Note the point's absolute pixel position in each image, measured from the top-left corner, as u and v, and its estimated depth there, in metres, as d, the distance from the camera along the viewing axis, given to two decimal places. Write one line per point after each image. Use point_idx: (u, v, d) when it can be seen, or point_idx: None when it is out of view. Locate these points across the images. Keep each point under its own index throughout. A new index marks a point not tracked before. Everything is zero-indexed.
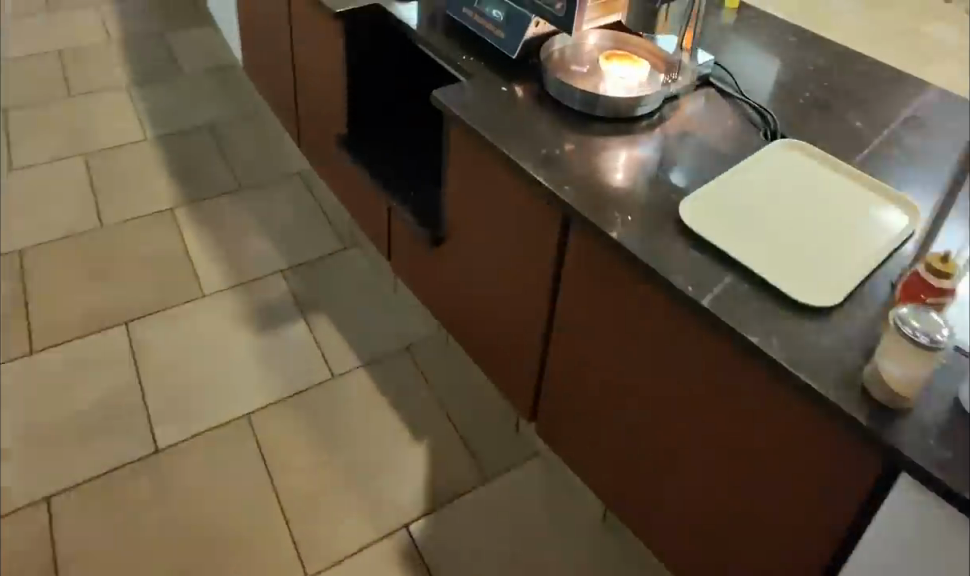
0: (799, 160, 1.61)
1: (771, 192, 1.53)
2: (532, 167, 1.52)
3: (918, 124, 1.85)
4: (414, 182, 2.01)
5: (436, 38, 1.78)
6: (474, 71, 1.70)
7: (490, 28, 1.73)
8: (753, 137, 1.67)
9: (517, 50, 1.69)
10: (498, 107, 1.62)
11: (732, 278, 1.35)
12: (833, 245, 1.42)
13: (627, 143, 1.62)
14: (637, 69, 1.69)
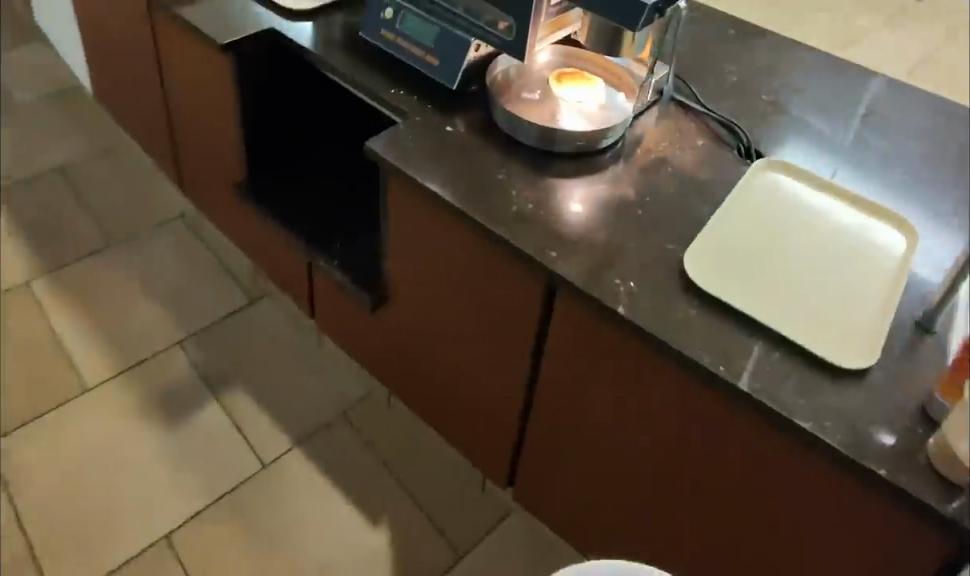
0: (785, 182, 1.42)
1: (768, 225, 1.32)
2: (496, 228, 1.22)
3: (880, 118, 1.72)
4: (332, 236, 1.70)
5: (350, 70, 1.42)
6: (405, 109, 1.37)
7: (419, 54, 1.38)
8: (730, 155, 1.46)
9: (456, 79, 1.35)
10: (444, 150, 1.32)
11: (761, 345, 1.14)
12: (849, 288, 1.25)
13: (601, 179, 1.35)
14: (593, 90, 1.43)
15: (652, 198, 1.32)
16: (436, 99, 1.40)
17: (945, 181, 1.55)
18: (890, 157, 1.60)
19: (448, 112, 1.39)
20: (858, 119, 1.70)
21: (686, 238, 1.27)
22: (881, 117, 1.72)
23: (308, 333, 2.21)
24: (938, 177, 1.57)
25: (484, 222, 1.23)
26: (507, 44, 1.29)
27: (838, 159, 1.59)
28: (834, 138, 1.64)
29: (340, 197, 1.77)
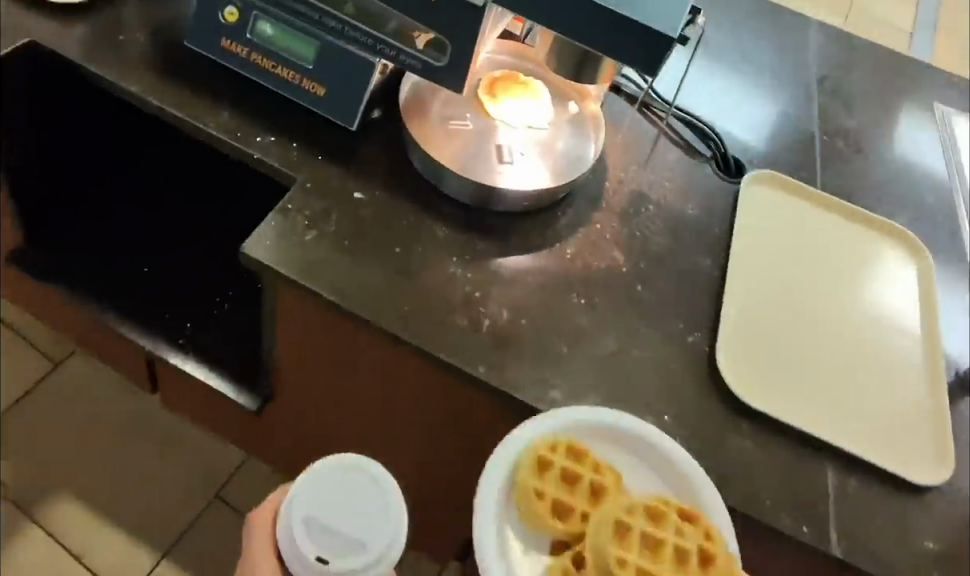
0: (776, 204, 1.12)
1: (777, 279, 1.02)
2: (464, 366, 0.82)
3: (838, 77, 1.43)
4: (177, 321, 1.20)
5: (179, 106, 0.91)
6: (283, 170, 0.90)
7: (291, 77, 0.90)
8: (710, 169, 1.13)
9: (357, 118, 0.91)
10: (359, 239, 0.88)
11: (828, 470, 0.87)
12: (882, 355, 1.00)
13: (578, 242, 0.96)
14: (539, 100, 1.01)
15: (649, 263, 0.97)
16: (325, 144, 0.93)
17: (918, 168, 1.34)
18: (865, 139, 1.33)
19: (348, 166, 0.92)
20: (819, 81, 1.41)
21: (705, 322, 0.94)
22: (843, 72, 1.44)
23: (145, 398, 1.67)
24: (913, 158, 1.34)
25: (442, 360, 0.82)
26: (434, 69, 0.84)
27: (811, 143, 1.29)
28: (805, 113, 1.33)
29: (174, 257, 1.27)
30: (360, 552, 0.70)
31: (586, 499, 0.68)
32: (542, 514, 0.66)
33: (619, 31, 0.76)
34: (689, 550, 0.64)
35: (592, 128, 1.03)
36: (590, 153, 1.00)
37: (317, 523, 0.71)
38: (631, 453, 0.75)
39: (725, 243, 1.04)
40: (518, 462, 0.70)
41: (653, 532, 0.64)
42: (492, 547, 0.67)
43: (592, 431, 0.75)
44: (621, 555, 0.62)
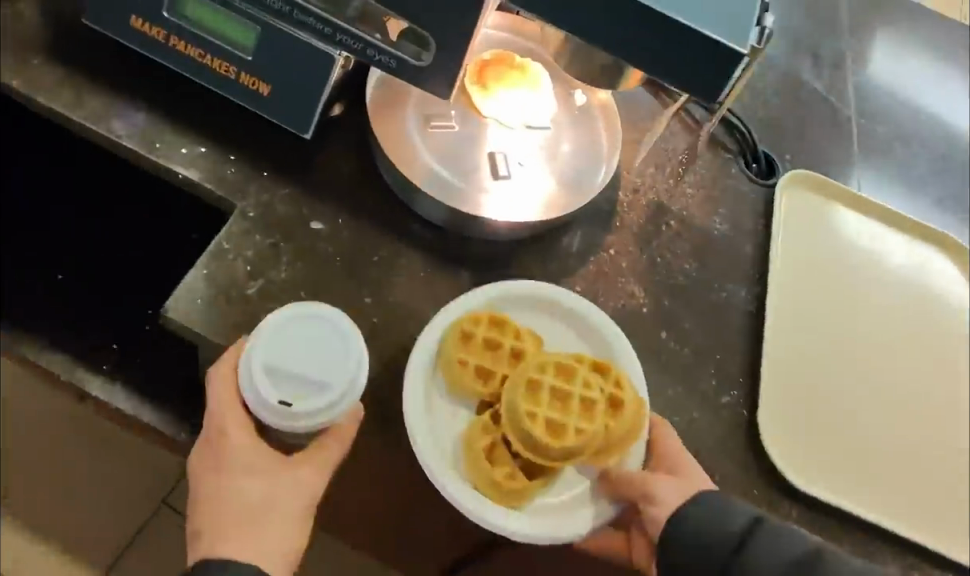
0: (814, 212, 0.95)
1: (812, 310, 0.88)
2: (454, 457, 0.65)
3: (887, 39, 1.22)
4: (101, 344, 1.00)
5: (84, 111, 0.70)
6: (219, 195, 0.70)
7: (224, 71, 0.69)
8: (738, 171, 0.94)
9: (312, 124, 0.70)
10: (317, 287, 0.69)
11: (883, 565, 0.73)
12: (917, 397, 0.90)
13: (590, 278, 0.78)
14: (539, 90, 0.79)
15: (675, 301, 0.80)
16: (272, 157, 0.72)
17: (965, 153, 1.17)
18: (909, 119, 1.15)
19: (304, 186, 0.72)
20: (865, 44, 1.19)
21: (742, 378, 0.78)
22: (891, 31, 1.22)
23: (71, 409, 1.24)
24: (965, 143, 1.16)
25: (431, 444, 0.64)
26: (413, 69, 0.63)
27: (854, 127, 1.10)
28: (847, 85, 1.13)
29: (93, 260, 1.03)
30: (323, 395, 0.59)
31: (505, 364, 0.68)
32: (466, 379, 0.66)
33: (658, 37, 0.58)
34: (596, 401, 0.65)
35: (606, 136, 0.83)
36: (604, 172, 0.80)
37: (278, 373, 0.59)
38: (568, 325, 0.73)
39: (758, 269, 0.87)
40: (448, 336, 0.68)
41: (560, 387, 0.65)
42: (419, 415, 0.65)
43: (521, 300, 0.72)
44: (532, 408, 0.64)
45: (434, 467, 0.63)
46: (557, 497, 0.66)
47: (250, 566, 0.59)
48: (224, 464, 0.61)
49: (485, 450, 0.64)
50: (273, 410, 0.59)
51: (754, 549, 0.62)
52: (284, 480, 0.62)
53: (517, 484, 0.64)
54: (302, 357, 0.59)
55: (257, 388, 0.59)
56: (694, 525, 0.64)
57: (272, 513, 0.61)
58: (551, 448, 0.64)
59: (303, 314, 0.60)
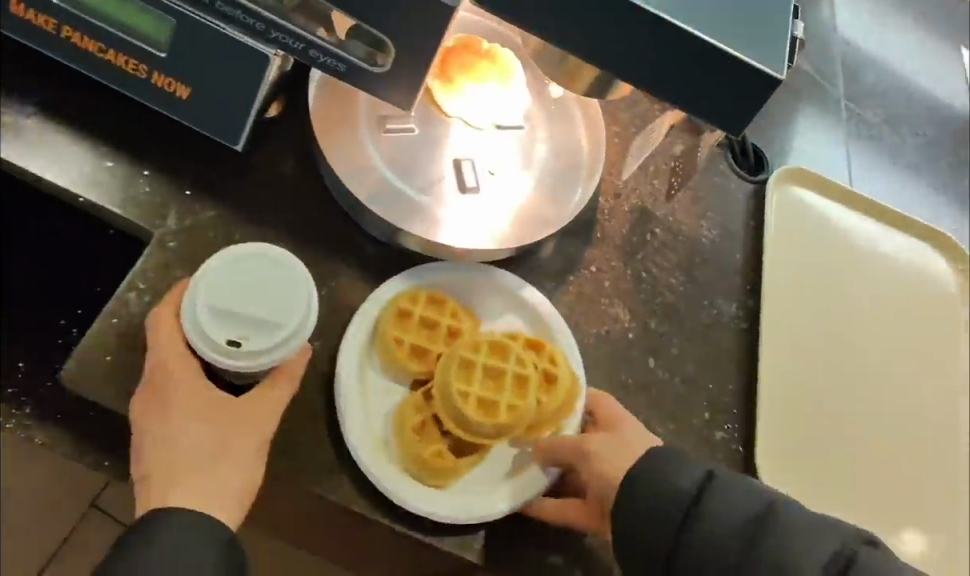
0: (816, 215, 0.83)
1: (814, 330, 0.77)
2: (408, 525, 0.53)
3: None
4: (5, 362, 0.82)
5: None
6: (132, 220, 0.58)
7: (133, 70, 0.57)
8: (724, 165, 0.82)
9: (243, 134, 0.59)
10: None
11: None
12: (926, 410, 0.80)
13: (570, 303, 0.69)
14: (510, 83, 0.68)
15: (663, 324, 0.72)
16: (197, 171, 0.61)
17: None
18: (919, 87, 1.02)
19: (234, 206, 0.61)
20: None
21: (736, 409, 0.71)
22: None
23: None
24: None
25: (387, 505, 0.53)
26: (366, 74, 0.54)
27: (868, 99, 0.98)
28: (853, 50, 1.00)
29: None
30: (271, 333, 0.49)
31: (441, 342, 0.57)
32: (399, 357, 0.55)
33: (654, 44, 0.47)
34: (531, 376, 0.55)
35: (581, 148, 0.71)
36: (578, 190, 0.69)
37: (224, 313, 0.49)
38: (517, 312, 0.62)
39: (752, 281, 0.77)
40: (383, 311, 0.57)
41: (493, 364, 0.54)
42: (348, 391, 0.54)
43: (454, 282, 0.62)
44: (461, 386, 0.53)
45: (358, 451, 0.53)
46: (502, 474, 0.55)
47: (204, 518, 0.48)
48: (167, 404, 0.50)
49: (414, 427, 0.53)
50: (217, 353, 0.49)
51: (705, 504, 0.51)
52: (234, 418, 0.51)
53: (447, 461, 0.53)
54: (244, 291, 0.49)
55: (197, 328, 0.49)
56: (652, 492, 0.52)
57: (225, 453, 0.50)
58: (483, 426, 0.53)
59: (244, 245, 0.51)
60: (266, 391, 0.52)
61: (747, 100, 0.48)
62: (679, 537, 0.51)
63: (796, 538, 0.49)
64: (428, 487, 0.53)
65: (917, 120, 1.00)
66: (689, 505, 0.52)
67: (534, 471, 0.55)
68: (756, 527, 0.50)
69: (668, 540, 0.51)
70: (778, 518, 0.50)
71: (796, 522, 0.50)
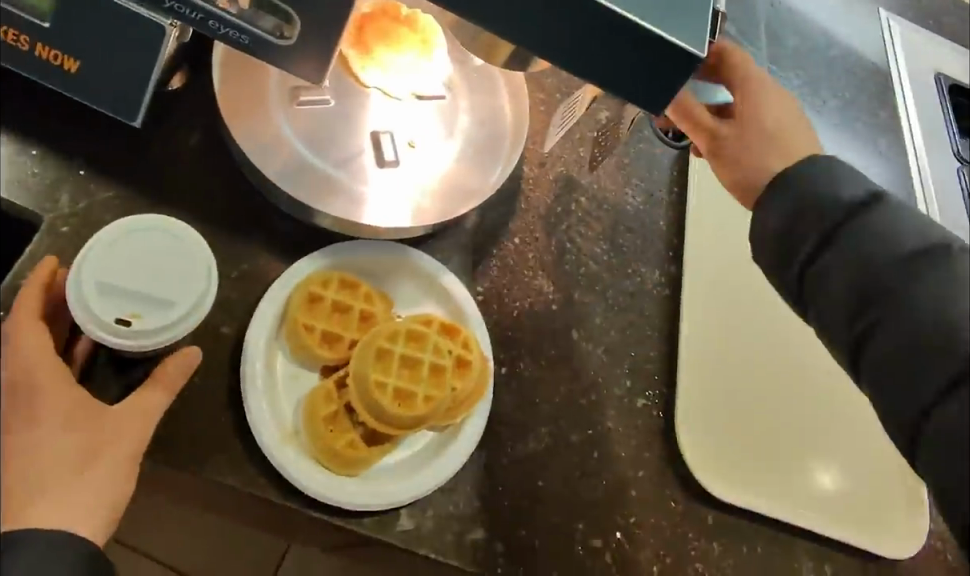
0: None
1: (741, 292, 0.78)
2: (321, 511, 0.53)
3: None
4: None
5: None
6: (20, 205, 0.55)
7: (12, 41, 0.53)
8: (649, 132, 0.82)
9: (140, 113, 0.55)
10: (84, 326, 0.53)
11: (806, 564, 0.69)
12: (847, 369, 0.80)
13: (494, 275, 0.69)
14: (431, 53, 0.65)
15: (586, 294, 0.71)
16: (90, 149, 0.58)
17: (904, 85, 1.07)
18: (840, 50, 1.04)
19: (134, 185, 0.58)
20: None
21: (658, 376, 0.70)
22: None
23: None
24: (904, 76, 1.07)
25: (296, 489, 0.53)
26: (271, 46, 0.52)
27: (786, 62, 0.98)
28: (776, 13, 1.01)
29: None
30: (165, 311, 0.47)
31: (354, 328, 0.56)
32: (310, 344, 0.54)
33: (574, 23, 0.45)
34: (447, 366, 0.54)
35: (504, 122, 0.70)
36: (500, 165, 0.68)
37: (106, 294, 0.46)
38: (433, 298, 0.63)
39: (674, 248, 0.78)
40: (291, 298, 0.55)
41: (409, 353, 0.54)
42: (258, 380, 0.53)
43: (373, 266, 0.62)
44: (377, 377, 0.52)
45: (266, 442, 0.52)
46: (416, 460, 0.56)
47: (64, 536, 0.46)
48: (31, 410, 0.47)
49: (326, 416, 0.52)
50: (103, 331, 0.46)
51: (885, 216, 0.50)
52: (106, 429, 0.48)
53: (360, 450, 0.52)
54: (136, 269, 0.47)
55: (80, 305, 0.46)
56: (802, 181, 0.52)
57: (93, 463, 0.47)
58: (399, 419, 0.52)
59: (135, 219, 0.48)
60: (140, 404, 0.50)
61: (662, 77, 0.47)
62: (830, 241, 0.51)
63: (926, 277, 0.47)
64: (340, 475, 0.53)
65: (837, 85, 1.02)
66: (857, 212, 0.50)
67: (447, 455, 0.56)
68: (926, 255, 0.48)
69: (817, 236, 0.51)
70: (944, 250, 0.48)
71: (948, 268, 0.47)
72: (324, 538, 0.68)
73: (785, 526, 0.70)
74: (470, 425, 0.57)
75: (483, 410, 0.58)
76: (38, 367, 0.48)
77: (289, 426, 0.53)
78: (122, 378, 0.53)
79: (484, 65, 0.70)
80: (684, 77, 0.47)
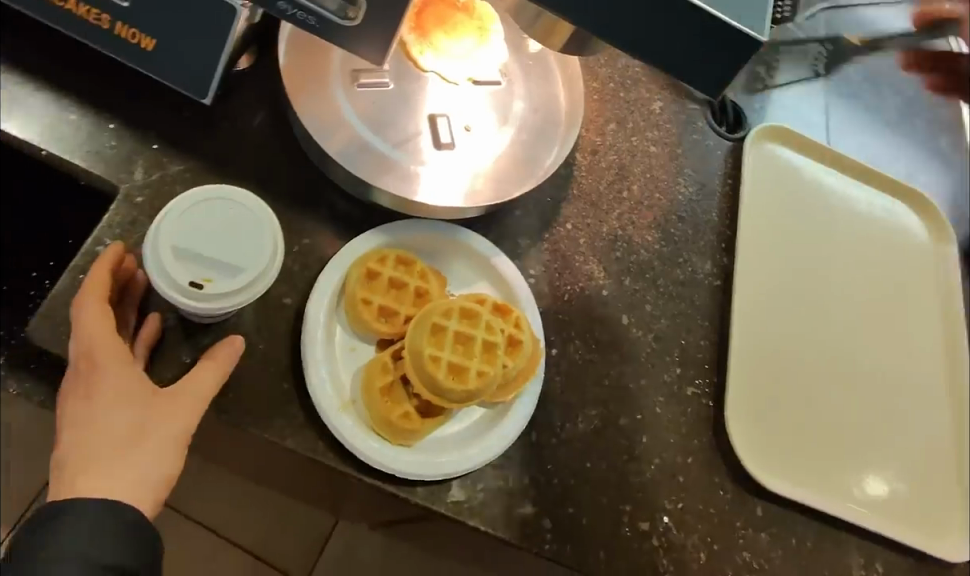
0: (787, 171, 0.83)
1: (789, 286, 0.77)
2: (374, 480, 0.54)
3: None
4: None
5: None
6: (98, 176, 0.57)
7: (94, 19, 0.56)
8: (703, 123, 0.82)
9: (211, 89, 0.58)
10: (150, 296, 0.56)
11: (857, 560, 0.68)
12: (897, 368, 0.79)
13: (546, 259, 0.69)
14: (488, 39, 0.67)
15: (637, 282, 0.71)
16: (163, 124, 0.60)
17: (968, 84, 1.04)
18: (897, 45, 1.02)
19: (203, 160, 0.60)
20: None
21: (709, 364, 0.70)
22: None
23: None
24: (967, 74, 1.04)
25: (353, 456, 0.54)
26: (337, 28, 0.53)
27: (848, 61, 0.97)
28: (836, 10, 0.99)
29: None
30: (234, 276, 0.49)
31: (409, 304, 0.57)
32: (367, 317, 0.55)
33: (637, 4, 0.46)
34: (499, 344, 0.55)
35: (559, 107, 0.70)
36: (556, 150, 0.68)
37: (177, 259, 0.48)
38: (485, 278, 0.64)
39: (726, 239, 0.77)
40: (350, 272, 0.57)
41: (463, 331, 0.54)
42: (317, 351, 0.54)
43: (428, 245, 0.63)
44: (432, 351, 0.53)
45: (325, 409, 0.53)
46: (467, 434, 0.56)
47: (111, 504, 0.45)
48: (94, 381, 0.48)
49: (382, 387, 0.53)
50: (175, 294, 0.48)
51: None
52: (162, 403, 0.49)
53: (413, 422, 0.53)
54: (207, 236, 0.49)
55: (157, 269, 0.48)
56: None
57: (149, 434, 0.47)
58: (451, 393, 0.53)
59: (204, 190, 0.50)
60: (192, 386, 0.50)
61: (722, 60, 0.47)
62: None
63: None
64: (394, 446, 0.54)
65: (896, 82, 1.00)
66: None
67: (498, 431, 0.56)
68: None
69: None
70: None
71: None
72: (371, 507, 0.69)
73: (834, 520, 0.69)
74: (521, 403, 0.57)
75: (534, 389, 0.58)
76: (102, 346, 0.49)
77: (346, 396, 0.54)
78: (190, 343, 0.54)
79: (540, 51, 0.71)
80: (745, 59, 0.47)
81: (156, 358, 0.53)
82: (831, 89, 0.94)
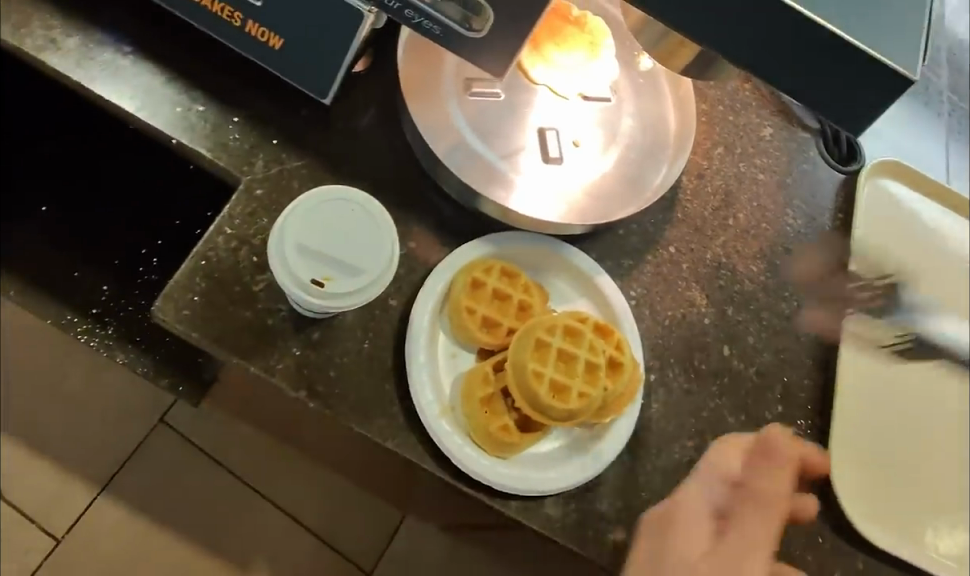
0: (900, 211, 0.79)
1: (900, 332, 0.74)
2: (469, 491, 0.53)
3: None
4: (90, 283, 0.87)
5: (69, 57, 0.60)
6: (220, 166, 0.59)
7: (227, 16, 0.58)
8: (815, 153, 0.78)
9: (333, 90, 0.59)
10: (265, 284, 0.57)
11: None
12: None
13: (648, 281, 0.67)
14: (598, 54, 0.66)
15: (741, 313, 0.69)
16: (284, 121, 0.61)
17: None
18: None
19: (321, 157, 0.61)
20: None
21: (812, 405, 0.67)
22: None
23: (22, 338, 1.01)
24: None
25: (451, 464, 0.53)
26: (459, 37, 0.53)
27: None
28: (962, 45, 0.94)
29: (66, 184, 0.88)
30: (351, 276, 0.49)
31: (513, 316, 0.56)
32: (470, 326, 0.55)
33: (777, 35, 0.42)
34: (601, 365, 0.54)
35: (669, 128, 0.69)
36: (664, 171, 0.67)
37: (299, 254, 0.49)
38: (586, 296, 0.63)
39: (835, 275, 0.73)
40: (455, 280, 0.56)
41: (566, 349, 0.53)
42: (419, 358, 0.54)
43: (533, 259, 0.62)
44: (535, 366, 0.52)
45: (425, 414, 0.53)
46: (562, 453, 0.55)
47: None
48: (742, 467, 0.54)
49: (482, 399, 0.53)
50: (297, 289, 0.49)
51: None
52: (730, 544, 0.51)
53: (510, 437, 0.52)
54: (325, 234, 0.50)
55: (281, 264, 0.49)
56: None
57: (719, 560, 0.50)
58: (551, 411, 0.52)
59: (328, 188, 0.51)
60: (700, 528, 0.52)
61: (857, 93, 0.43)
62: None
63: None
64: (490, 459, 0.53)
65: None
66: None
67: (594, 451, 0.55)
68: None
69: None
70: None
71: None
72: (452, 509, 0.69)
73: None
74: (619, 426, 0.56)
75: (633, 413, 0.57)
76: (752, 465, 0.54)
77: (445, 404, 0.54)
78: (300, 336, 0.55)
79: (651, 70, 0.70)
80: (880, 91, 0.43)
81: (267, 349, 0.54)
82: (954, 129, 0.89)
